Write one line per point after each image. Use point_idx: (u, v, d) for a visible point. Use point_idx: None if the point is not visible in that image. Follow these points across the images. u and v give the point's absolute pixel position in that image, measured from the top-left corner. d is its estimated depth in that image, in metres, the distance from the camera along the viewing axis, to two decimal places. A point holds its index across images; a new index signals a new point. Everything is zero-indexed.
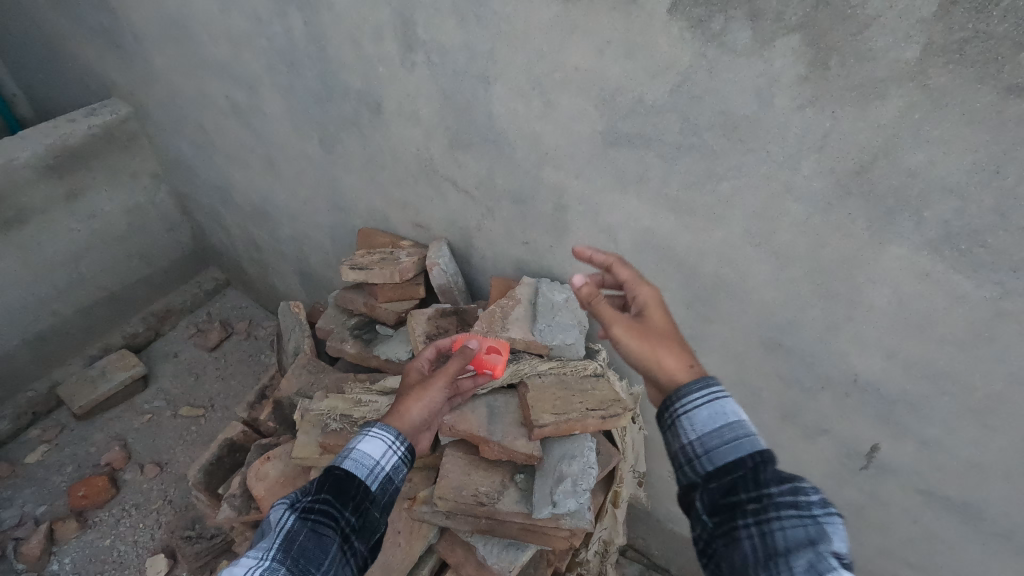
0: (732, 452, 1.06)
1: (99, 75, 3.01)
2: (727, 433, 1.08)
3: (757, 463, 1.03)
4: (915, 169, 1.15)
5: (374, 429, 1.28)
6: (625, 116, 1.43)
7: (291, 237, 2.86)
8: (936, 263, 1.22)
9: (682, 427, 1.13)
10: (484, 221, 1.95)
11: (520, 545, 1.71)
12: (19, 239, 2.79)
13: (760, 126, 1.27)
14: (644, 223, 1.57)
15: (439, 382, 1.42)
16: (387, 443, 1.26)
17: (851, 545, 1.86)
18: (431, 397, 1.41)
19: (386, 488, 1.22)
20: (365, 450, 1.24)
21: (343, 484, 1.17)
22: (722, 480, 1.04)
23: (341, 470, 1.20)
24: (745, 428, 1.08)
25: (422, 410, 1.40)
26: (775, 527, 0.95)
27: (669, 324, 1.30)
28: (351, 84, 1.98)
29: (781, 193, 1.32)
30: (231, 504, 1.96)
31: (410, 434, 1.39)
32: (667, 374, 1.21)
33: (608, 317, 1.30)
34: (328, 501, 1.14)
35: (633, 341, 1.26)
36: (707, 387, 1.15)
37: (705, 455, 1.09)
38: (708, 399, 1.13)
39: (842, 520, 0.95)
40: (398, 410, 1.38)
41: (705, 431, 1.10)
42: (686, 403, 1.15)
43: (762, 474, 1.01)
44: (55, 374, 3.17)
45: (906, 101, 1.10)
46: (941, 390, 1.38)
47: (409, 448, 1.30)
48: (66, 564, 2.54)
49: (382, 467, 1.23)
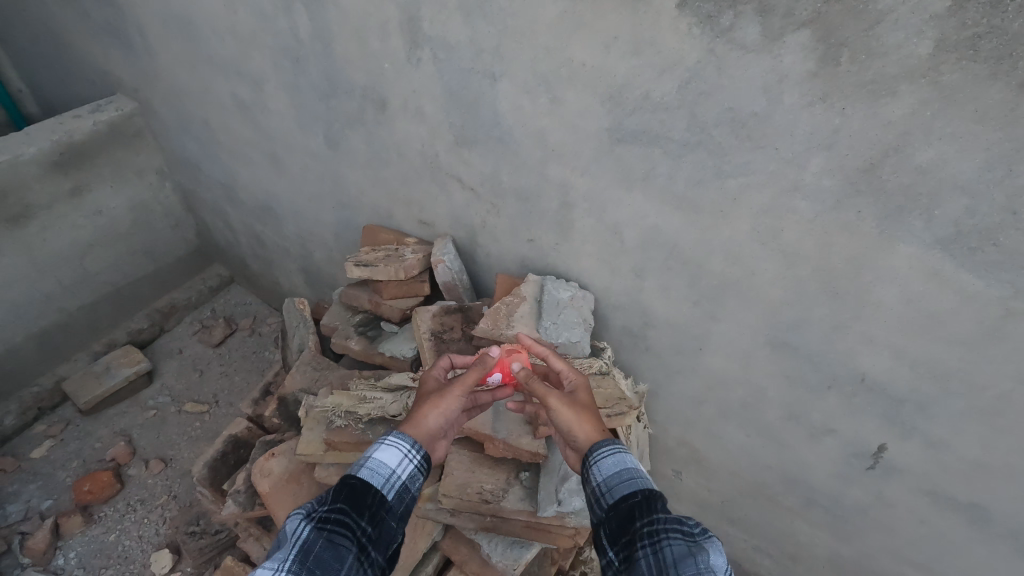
0: (627, 487, 1.16)
1: (105, 72, 3.01)
2: (624, 476, 1.19)
3: (648, 495, 1.12)
4: (926, 166, 1.14)
5: (391, 437, 1.24)
6: (632, 113, 1.43)
7: (296, 234, 2.86)
8: (946, 262, 1.21)
9: (592, 473, 1.24)
10: (489, 218, 1.95)
11: (524, 544, 1.71)
12: (24, 235, 2.80)
13: (769, 123, 1.26)
14: (650, 221, 1.56)
15: (457, 391, 1.38)
16: (403, 451, 1.23)
17: (857, 545, 1.85)
18: (449, 405, 1.36)
19: (402, 497, 1.19)
20: (381, 458, 1.20)
21: (359, 493, 1.12)
22: (620, 509, 1.12)
23: (357, 480, 1.15)
24: (641, 472, 1.19)
25: (440, 417, 1.36)
26: (664, 544, 1.02)
27: (590, 399, 1.40)
28: (357, 80, 1.97)
29: (789, 191, 1.31)
30: (235, 500, 1.97)
31: (427, 442, 1.32)
32: (586, 442, 1.30)
33: (544, 389, 1.35)
34: (344, 511, 1.08)
35: (565, 414, 1.33)
36: (613, 444, 1.26)
37: (608, 492, 1.18)
38: (611, 451, 1.24)
39: (720, 541, 1.05)
40: (415, 416, 1.34)
41: (609, 474, 1.21)
42: (595, 454, 1.25)
43: (654, 504, 1.10)
44: (60, 370, 3.18)
45: (918, 98, 1.09)
46: (950, 390, 1.37)
47: (425, 457, 1.27)
48: (71, 558, 2.55)
49: (398, 475, 1.20)
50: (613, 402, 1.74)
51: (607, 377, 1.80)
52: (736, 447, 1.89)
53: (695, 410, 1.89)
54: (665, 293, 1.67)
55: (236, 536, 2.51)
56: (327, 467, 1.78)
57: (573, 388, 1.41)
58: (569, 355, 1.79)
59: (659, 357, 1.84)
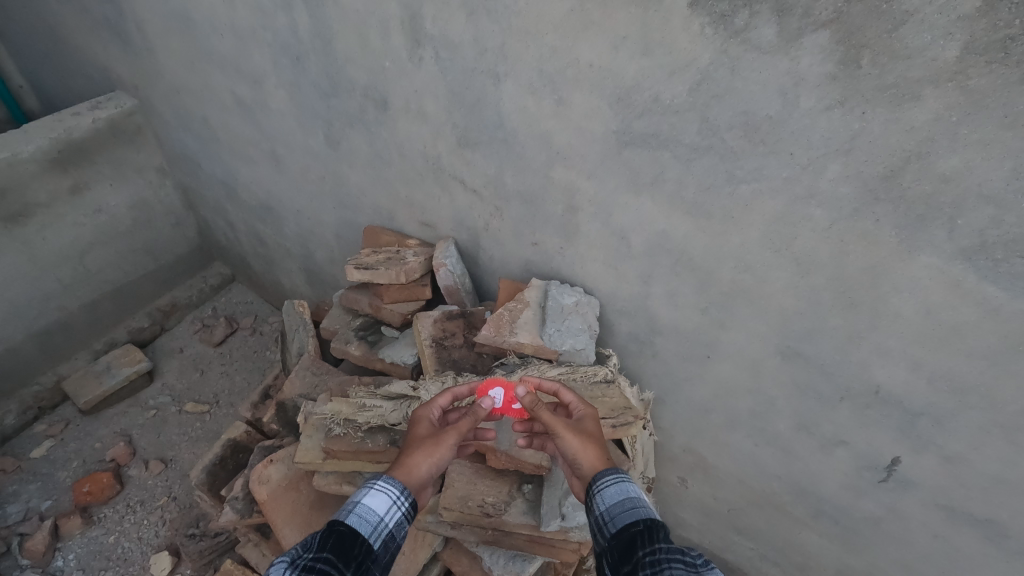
0: (630, 517, 1.13)
1: (105, 69, 2.98)
2: (627, 505, 1.16)
3: (650, 525, 1.08)
4: (949, 174, 1.09)
5: (379, 483, 1.22)
6: (640, 115, 1.38)
7: (297, 234, 2.82)
8: (968, 273, 1.16)
9: (595, 501, 1.22)
10: (492, 221, 1.90)
11: (526, 557, 1.68)
12: (24, 233, 2.77)
13: (784, 128, 1.21)
14: (658, 226, 1.51)
15: (452, 439, 1.37)
16: (392, 498, 1.21)
17: (867, 558, 1.81)
18: (442, 455, 1.35)
19: (388, 546, 1.17)
20: (369, 505, 1.18)
21: (347, 541, 1.09)
22: (622, 538, 1.09)
23: (344, 527, 1.12)
24: (645, 503, 1.16)
25: (432, 464, 1.33)
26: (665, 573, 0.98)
27: (597, 430, 1.41)
28: (357, 79, 1.93)
29: (804, 197, 1.26)
30: (234, 506, 1.94)
31: (416, 489, 1.29)
32: (591, 469, 1.29)
33: (549, 418, 1.35)
34: (330, 561, 1.03)
35: (570, 440, 1.33)
36: (617, 473, 1.25)
37: (611, 521, 1.16)
38: (615, 479, 1.23)
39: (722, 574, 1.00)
40: (406, 462, 1.30)
41: (612, 503, 1.19)
42: (598, 483, 1.24)
43: (656, 534, 1.06)
44: (60, 369, 3.15)
45: (943, 102, 1.04)
46: (968, 405, 1.32)
47: (412, 504, 1.25)
48: (70, 560, 2.53)
49: (385, 523, 1.18)
50: (619, 410, 1.70)
51: (612, 385, 1.76)
52: (744, 457, 1.85)
53: (702, 418, 1.85)
54: (672, 301, 1.62)
55: (236, 539, 2.48)
56: (326, 476, 1.75)
57: (581, 419, 1.43)
58: (573, 363, 1.78)
59: (665, 365, 1.79)
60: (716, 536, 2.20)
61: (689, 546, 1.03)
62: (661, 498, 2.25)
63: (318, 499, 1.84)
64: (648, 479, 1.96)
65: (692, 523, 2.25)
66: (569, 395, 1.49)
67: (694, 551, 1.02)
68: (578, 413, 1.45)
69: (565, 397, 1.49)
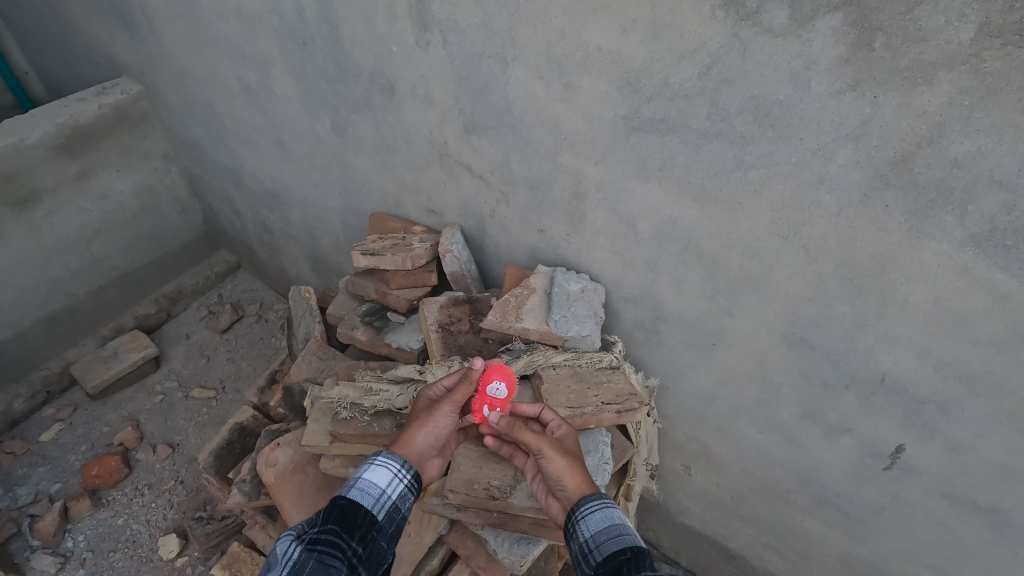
0: (615, 544, 1.17)
1: (110, 55, 2.97)
2: (612, 532, 1.20)
3: (636, 552, 1.13)
4: (961, 160, 1.08)
5: (380, 458, 1.31)
6: (649, 100, 1.37)
7: (302, 221, 2.82)
8: (978, 260, 1.16)
9: (580, 529, 1.25)
10: (499, 207, 1.90)
11: (531, 540, 1.69)
12: (31, 219, 2.78)
13: (794, 113, 1.20)
14: (665, 212, 1.51)
15: (447, 409, 1.41)
16: (393, 471, 1.30)
17: (869, 545, 1.82)
18: (437, 424, 1.40)
19: (392, 517, 1.25)
20: (371, 479, 1.27)
21: (350, 514, 1.18)
22: (608, 566, 1.13)
23: (347, 501, 1.21)
24: (630, 530, 1.20)
25: (428, 437, 1.40)
26: None
27: (577, 449, 1.43)
28: (364, 64, 1.92)
29: (813, 182, 1.25)
30: (241, 489, 1.96)
31: (417, 462, 1.38)
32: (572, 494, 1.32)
33: (537, 442, 1.35)
34: (335, 531, 1.13)
35: (556, 461, 1.34)
36: (601, 499, 1.28)
37: (596, 549, 1.19)
38: (599, 505, 1.26)
39: None
40: (404, 436, 1.38)
41: (597, 530, 1.22)
42: (583, 510, 1.27)
43: (641, 560, 1.10)
44: (68, 354, 3.17)
45: (956, 86, 1.03)
46: (974, 392, 1.32)
47: (414, 476, 1.34)
48: (80, 541, 2.56)
49: (388, 495, 1.27)
50: (624, 396, 1.71)
51: (617, 372, 1.78)
52: (748, 444, 1.86)
53: (707, 406, 1.86)
54: (678, 288, 1.62)
55: (242, 523, 2.50)
56: (333, 459, 1.76)
57: (561, 438, 1.43)
58: (579, 350, 1.78)
59: (670, 352, 1.79)
60: (718, 524, 2.22)
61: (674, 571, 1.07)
62: (664, 485, 2.26)
63: (324, 483, 1.86)
64: (650, 466, 2.04)
65: (695, 511, 2.26)
66: (551, 413, 1.48)
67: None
68: (559, 432, 1.45)
69: (546, 416, 1.48)
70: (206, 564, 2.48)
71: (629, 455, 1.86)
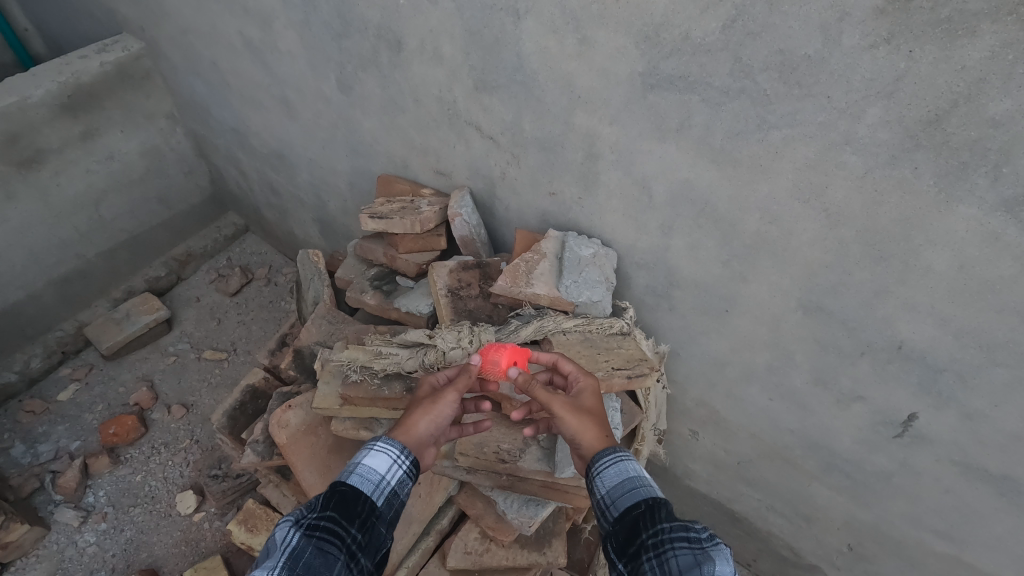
0: (631, 498, 1.16)
1: (111, 10, 2.89)
2: (628, 486, 1.19)
3: (652, 504, 1.12)
4: (998, 119, 1.03)
5: (380, 443, 1.25)
6: (668, 55, 1.31)
7: (309, 182, 2.78)
8: (1008, 226, 1.12)
9: (597, 484, 1.24)
10: (509, 169, 1.85)
11: (540, 502, 1.72)
12: (39, 180, 2.76)
13: (823, 68, 1.14)
14: (682, 174, 1.46)
15: (450, 396, 1.34)
16: (392, 457, 1.24)
17: (873, 509, 1.83)
18: (440, 411, 1.33)
19: (392, 503, 1.21)
20: (371, 464, 1.22)
21: (350, 500, 1.13)
22: (626, 522, 1.13)
23: (347, 486, 1.16)
24: (646, 481, 1.19)
25: (431, 424, 1.32)
26: (670, 556, 1.02)
27: (596, 403, 1.38)
28: (370, 18, 1.84)
29: (838, 144, 1.20)
30: (254, 449, 2.00)
31: (417, 448, 1.30)
32: (585, 447, 1.31)
33: (546, 399, 1.32)
34: (334, 518, 1.08)
35: (569, 420, 1.31)
36: (615, 453, 1.26)
37: (613, 505, 1.19)
38: (613, 460, 1.25)
39: (726, 546, 1.05)
40: (405, 424, 1.31)
41: (613, 485, 1.21)
42: (598, 467, 1.26)
43: (658, 513, 1.10)
44: (81, 315, 3.20)
45: (1001, 39, 0.97)
46: (993, 361, 1.30)
47: (414, 463, 1.27)
48: (101, 496, 2.64)
49: (388, 481, 1.22)
50: (634, 362, 1.70)
51: (628, 338, 1.77)
52: (757, 411, 1.85)
53: (717, 372, 1.85)
54: (692, 253, 1.59)
55: (256, 480, 2.56)
56: (344, 420, 1.79)
57: (578, 392, 1.40)
58: (589, 315, 1.77)
59: (682, 318, 1.77)
60: (724, 487, 2.24)
61: (691, 520, 1.07)
62: (670, 449, 2.28)
63: (336, 444, 1.88)
64: (659, 431, 2.05)
65: (700, 474, 2.29)
66: (569, 364, 1.44)
67: (697, 524, 1.06)
68: (577, 386, 1.41)
69: (564, 366, 1.45)
70: (223, 519, 2.56)
71: (637, 420, 1.89)
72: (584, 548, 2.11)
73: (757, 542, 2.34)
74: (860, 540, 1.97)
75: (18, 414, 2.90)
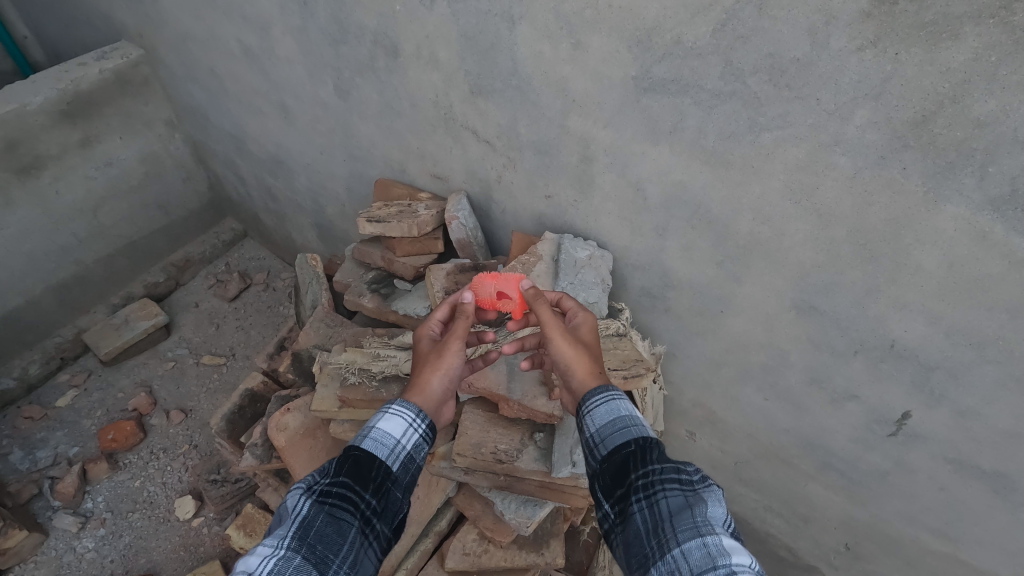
0: (621, 437, 1.15)
1: (109, 17, 2.91)
2: (618, 425, 1.18)
3: (642, 445, 1.10)
4: (983, 119, 1.05)
5: (394, 407, 1.24)
6: (660, 60, 1.33)
7: (307, 187, 2.80)
8: (995, 224, 1.13)
9: (585, 423, 1.24)
10: (505, 172, 1.87)
11: (537, 503, 1.74)
12: (37, 187, 2.78)
13: (811, 71, 1.17)
14: (675, 176, 1.47)
15: (455, 346, 1.38)
16: (407, 420, 1.23)
17: (870, 508, 1.84)
18: (449, 364, 1.35)
19: (408, 468, 1.19)
20: (385, 429, 1.20)
21: (363, 465, 1.12)
22: (614, 461, 1.12)
23: (360, 452, 1.15)
24: (637, 420, 1.18)
25: (445, 379, 1.34)
26: (659, 497, 1.01)
27: (593, 338, 1.40)
28: (367, 24, 1.86)
29: (827, 145, 1.22)
30: (253, 453, 2.00)
31: (433, 409, 1.31)
32: (576, 381, 1.29)
33: (546, 321, 1.37)
34: (346, 484, 1.08)
35: (563, 346, 1.33)
36: (606, 391, 1.24)
37: (602, 443, 1.18)
38: (604, 398, 1.23)
39: (718, 489, 1.03)
40: (419, 384, 1.32)
41: (603, 424, 1.20)
42: (587, 406, 1.24)
43: (649, 455, 1.08)
44: (80, 322, 3.21)
45: (983, 40, 0.99)
46: (984, 358, 1.31)
47: (429, 426, 1.27)
48: (99, 502, 2.63)
49: (403, 446, 1.20)
50: (630, 362, 1.69)
51: (625, 339, 1.75)
52: (754, 411, 1.87)
53: (713, 372, 1.86)
54: (687, 253, 1.60)
55: (255, 485, 2.56)
56: (342, 423, 1.79)
57: (576, 325, 1.42)
58: None
59: (678, 319, 1.79)
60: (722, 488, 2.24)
61: (684, 462, 1.06)
62: (668, 451, 2.29)
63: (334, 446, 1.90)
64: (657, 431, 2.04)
65: None
66: (570, 300, 1.49)
67: (690, 466, 1.05)
68: (575, 320, 1.44)
69: (565, 302, 1.49)
70: (222, 524, 2.55)
71: None
72: (582, 550, 2.12)
73: (757, 543, 2.34)
74: (858, 539, 1.97)
75: (16, 420, 2.90)
